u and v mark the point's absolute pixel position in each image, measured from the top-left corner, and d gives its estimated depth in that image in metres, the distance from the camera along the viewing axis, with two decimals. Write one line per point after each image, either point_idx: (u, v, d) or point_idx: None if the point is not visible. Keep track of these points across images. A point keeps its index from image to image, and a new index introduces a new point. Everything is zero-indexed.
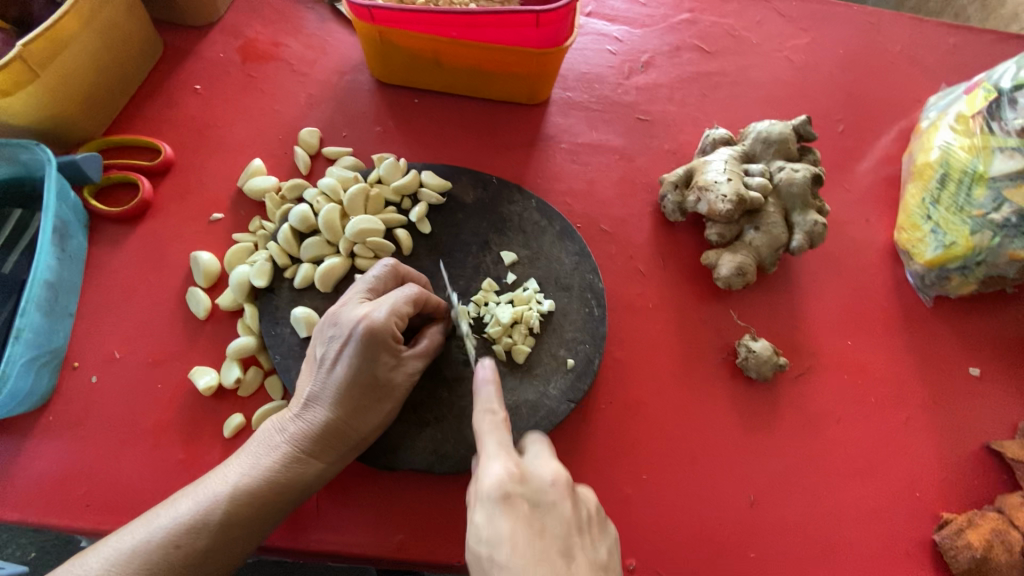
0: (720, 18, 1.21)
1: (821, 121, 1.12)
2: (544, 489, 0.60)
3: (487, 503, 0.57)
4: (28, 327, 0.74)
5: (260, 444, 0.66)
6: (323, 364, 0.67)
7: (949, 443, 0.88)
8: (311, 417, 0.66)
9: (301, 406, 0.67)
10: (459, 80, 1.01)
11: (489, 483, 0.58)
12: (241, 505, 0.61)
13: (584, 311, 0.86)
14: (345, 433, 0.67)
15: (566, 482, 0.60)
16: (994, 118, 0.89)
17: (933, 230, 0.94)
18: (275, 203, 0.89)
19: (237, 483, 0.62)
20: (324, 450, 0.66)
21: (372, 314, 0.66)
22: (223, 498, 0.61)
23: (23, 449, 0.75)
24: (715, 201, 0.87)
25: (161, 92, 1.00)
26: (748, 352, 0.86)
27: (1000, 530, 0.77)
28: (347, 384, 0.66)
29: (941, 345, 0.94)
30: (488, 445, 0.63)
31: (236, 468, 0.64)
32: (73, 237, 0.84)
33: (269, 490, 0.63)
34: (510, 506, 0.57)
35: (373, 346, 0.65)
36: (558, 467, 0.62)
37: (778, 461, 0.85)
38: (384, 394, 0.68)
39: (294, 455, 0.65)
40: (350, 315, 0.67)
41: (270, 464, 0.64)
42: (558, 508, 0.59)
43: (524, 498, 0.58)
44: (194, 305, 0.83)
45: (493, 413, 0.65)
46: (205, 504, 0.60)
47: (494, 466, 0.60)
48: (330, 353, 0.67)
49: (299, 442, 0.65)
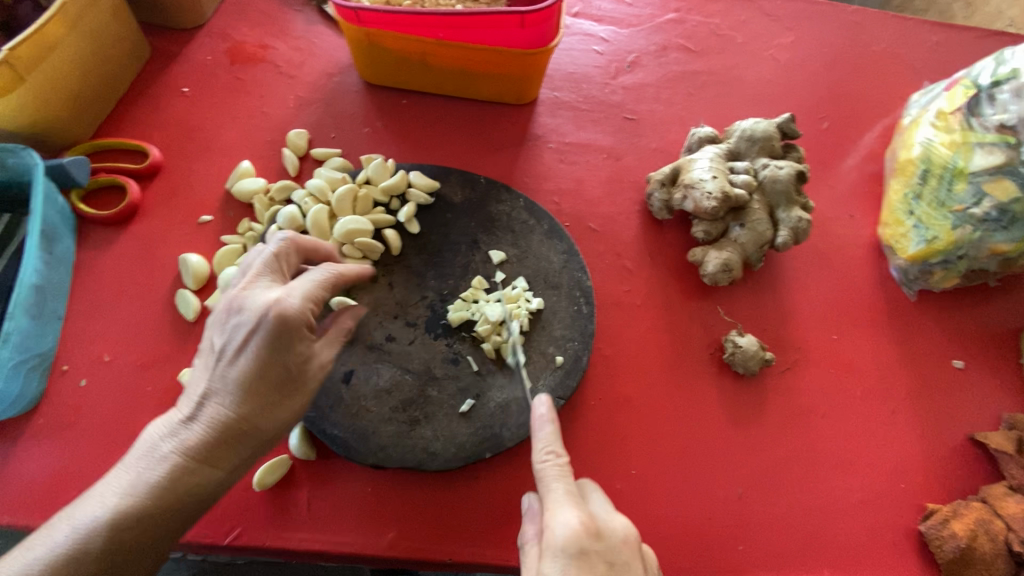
0: (706, 18, 1.22)
1: (806, 119, 1.13)
2: (617, 547, 0.60)
3: (561, 556, 0.58)
4: (17, 331, 0.74)
5: (145, 454, 0.61)
6: (223, 358, 0.62)
7: (933, 434, 0.90)
8: (206, 417, 0.61)
9: (195, 406, 0.62)
10: (446, 81, 1.02)
11: (564, 536, 0.58)
12: (127, 525, 0.57)
13: (573, 308, 0.87)
14: (248, 431, 0.62)
15: (635, 541, 0.61)
16: (973, 114, 0.90)
17: (915, 225, 0.95)
18: (264, 205, 0.90)
19: (123, 500, 0.57)
20: (227, 450, 0.62)
21: (281, 301, 0.62)
22: (103, 521, 0.56)
23: (11, 453, 0.75)
24: (700, 199, 0.88)
25: (149, 95, 1.00)
26: (734, 347, 0.87)
27: (985, 520, 0.79)
28: (249, 379, 0.61)
29: (925, 338, 0.96)
30: (555, 493, 0.62)
31: (118, 484, 0.59)
32: (61, 240, 0.84)
33: (161, 503, 0.58)
34: (586, 562, 0.58)
35: (280, 336, 0.61)
36: (627, 523, 0.62)
37: (765, 455, 0.86)
38: (293, 388, 0.64)
39: (186, 463, 0.60)
40: (255, 302, 0.63)
41: (157, 477, 0.59)
42: (629, 568, 0.60)
43: (599, 555, 0.59)
44: (183, 307, 0.84)
45: (556, 457, 0.65)
46: (84, 527, 0.56)
47: (567, 515, 0.60)
48: (231, 344, 0.62)
49: (191, 448, 0.60)
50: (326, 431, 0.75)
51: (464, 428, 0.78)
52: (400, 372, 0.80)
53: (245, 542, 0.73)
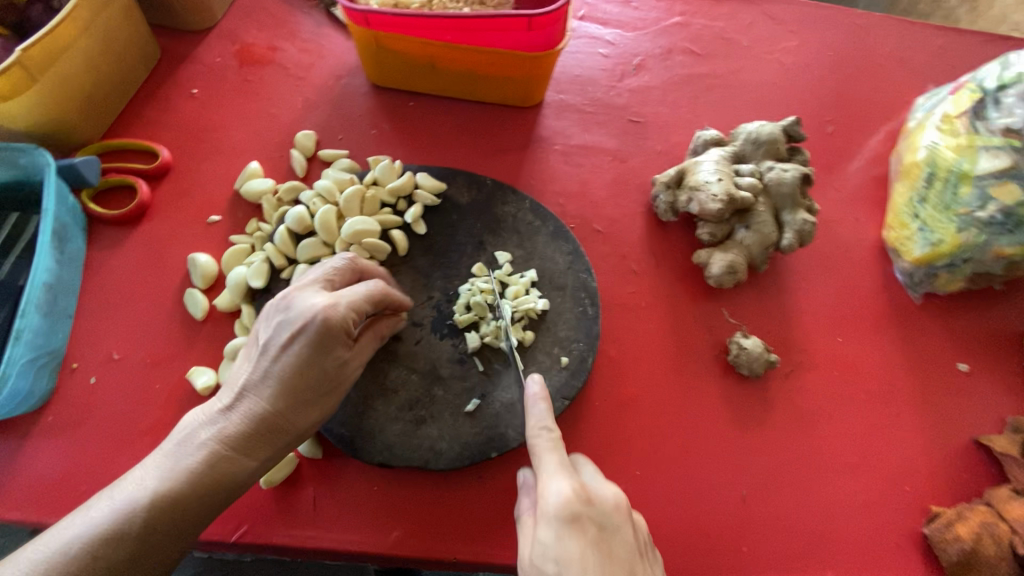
0: (711, 21, 1.23)
1: (811, 122, 1.14)
2: (609, 513, 0.60)
3: (555, 523, 0.58)
4: (29, 328, 0.75)
5: (185, 440, 0.62)
6: (267, 353, 0.65)
7: (938, 437, 0.90)
8: (247, 409, 0.63)
9: (234, 398, 0.64)
10: (453, 83, 1.03)
11: (557, 504, 0.59)
12: (166, 508, 0.58)
13: (578, 309, 0.88)
14: (283, 427, 0.65)
15: (626, 506, 0.62)
16: (979, 118, 0.90)
17: (920, 228, 0.96)
18: (272, 206, 0.91)
19: (161, 483, 0.58)
20: (260, 446, 0.64)
21: (331, 305, 0.65)
22: (143, 503, 0.57)
23: (21, 449, 0.76)
24: (705, 201, 0.88)
25: (158, 96, 1.01)
26: (739, 349, 0.87)
27: (989, 523, 0.79)
28: (291, 376, 0.64)
29: (930, 341, 0.96)
30: (548, 464, 0.62)
31: (158, 467, 0.60)
32: (72, 240, 0.84)
33: (199, 491, 0.60)
34: (579, 527, 0.58)
35: (326, 338, 0.64)
36: (619, 491, 0.63)
37: (770, 457, 0.86)
38: (330, 388, 0.67)
39: (223, 452, 0.62)
40: (305, 304, 0.66)
41: (196, 463, 0.60)
42: (621, 532, 0.60)
43: (592, 521, 0.59)
44: (192, 306, 0.84)
45: (548, 432, 0.65)
46: (126, 507, 0.57)
47: (559, 485, 0.60)
48: (276, 341, 0.65)
49: (230, 438, 0.62)
50: (333, 430, 0.76)
51: (469, 428, 0.78)
52: (407, 372, 0.81)
53: (251, 539, 0.74)
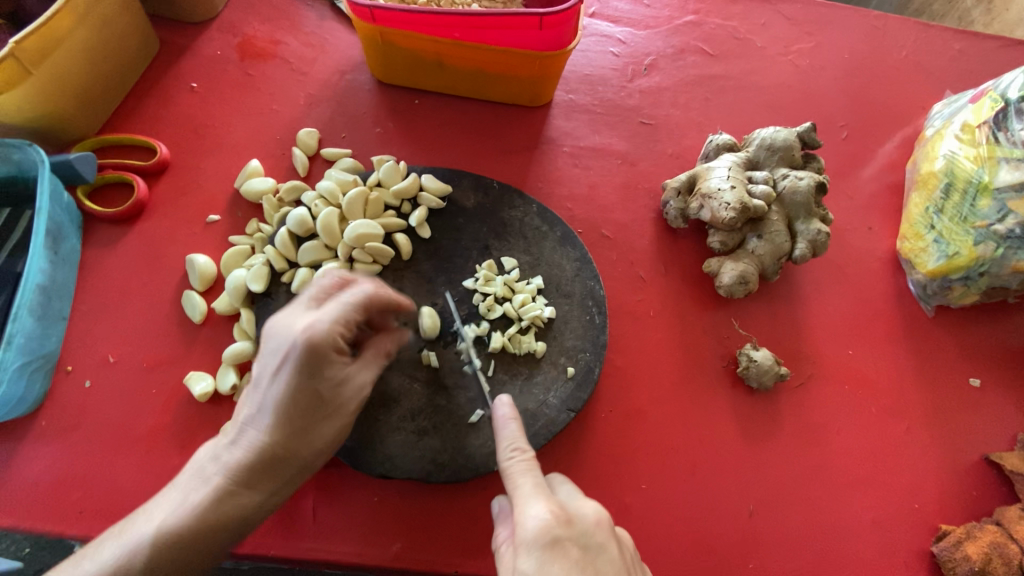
0: (724, 21, 1.20)
1: (826, 127, 1.11)
2: (591, 531, 0.56)
3: (535, 549, 0.53)
4: (20, 332, 0.73)
5: (191, 475, 0.61)
6: (260, 383, 0.62)
7: (949, 454, 0.88)
8: (247, 442, 0.62)
9: (235, 431, 0.62)
10: (460, 82, 1.00)
11: (536, 528, 0.54)
12: (172, 548, 0.57)
13: (585, 318, 0.86)
14: (286, 456, 0.63)
15: (609, 523, 0.58)
16: (1000, 128, 0.89)
17: (935, 240, 0.93)
18: (273, 206, 0.88)
19: (166, 522, 0.58)
20: (265, 476, 0.62)
21: (313, 325, 0.60)
22: (149, 543, 0.57)
23: (15, 454, 0.74)
24: (718, 209, 0.86)
25: (157, 90, 0.98)
26: (749, 361, 0.85)
27: (998, 543, 0.77)
28: (284, 406, 0.61)
29: (942, 355, 0.94)
30: (521, 487, 0.59)
31: (165, 504, 0.60)
32: (67, 239, 0.82)
33: (207, 526, 0.59)
34: (561, 550, 0.53)
35: (311, 364, 0.60)
36: (600, 508, 0.59)
37: (778, 472, 0.85)
38: (328, 413, 0.64)
39: (227, 486, 0.61)
40: (289, 328, 0.61)
41: (200, 500, 0.59)
42: (607, 551, 0.55)
43: (574, 543, 0.55)
44: (190, 309, 0.82)
45: (521, 453, 0.62)
46: (131, 548, 0.56)
47: (536, 507, 0.56)
48: (266, 370, 0.62)
49: (232, 472, 0.61)
50: None
51: (473, 440, 0.76)
52: (410, 381, 0.79)
53: (249, 550, 0.72)
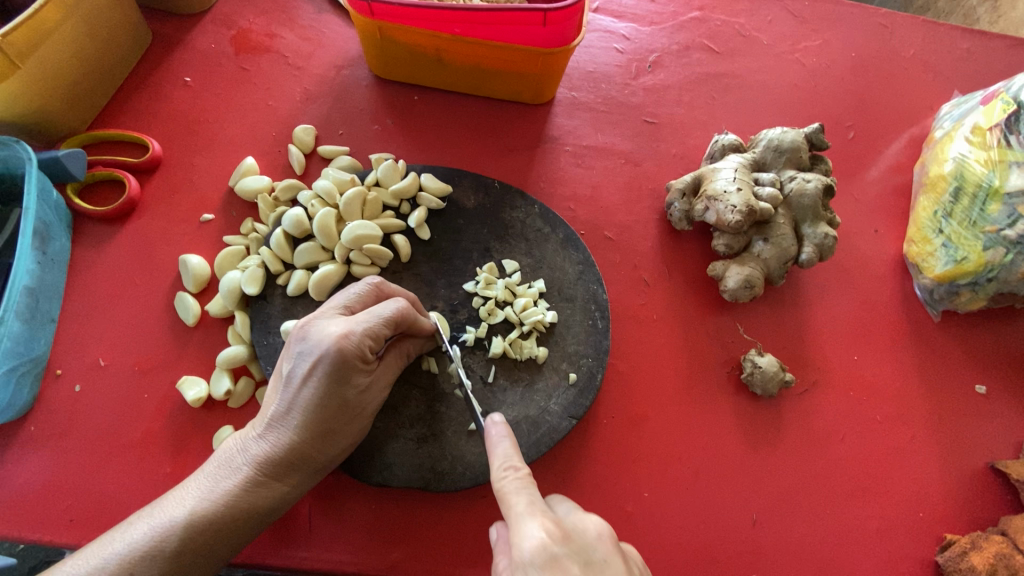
0: (730, 17, 1.18)
1: (832, 128, 1.09)
2: (592, 546, 0.52)
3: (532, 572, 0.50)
4: (8, 336, 0.71)
5: (218, 466, 0.61)
6: (290, 382, 0.62)
7: (954, 462, 0.87)
8: (276, 438, 0.61)
9: (264, 425, 0.62)
10: (460, 78, 0.98)
11: (531, 549, 0.51)
12: (200, 533, 0.56)
13: (588, 323, 0.84)
14: (311, 455, 0.63)
15: (612, 535, 0.54)
16: (1011, 131, 0.86)
17: (944, 244, 0.92)
18: (269, 205, 0.86)
19: (194, 508, 0.57)
20: (288, 473, 0.62)
21: (348, 333, 0.61)
22: (179, 528, 0.56)
23: (3, 460, 0.72)
24: (723, 211, 0.84)
25: (149, 84, 0.95)
26: (753, 367, 0.84)
27: (1005, 554, 0.76)
28: (313, 406, 0.61)
29: (948, 361, 0.93)
30: (515, 506, 0.55)
31: (192, 491, 0.59)
32: (55, 239, 0.80)
33: (233, 518, 0.58)
34: (559, 569, 0.49)
35: (343, 369, 0.61)
36: (601, 521, 0.55)
37: (782, 480, 0.83)
38: (353, 416, 0.64)
39: (255, 479, 0.60)
40: (322, 331, 0.62)
41: (230, 490, 0.59)
42: (611, 566, 0.51)
43: (573, 559, 0.51)
44: (183, 311, 0.80)
45: (516, 470, 0.58)
46: (160, 530, 0.55)
47: (530, 526, 0.53)
48: (297, 369, 0.62)
49: (260, 465, 0.61)
50: None
51: (473, 447, 0.75)
52: (408, 388, 0.77)
53: (245, 559, 0.70)
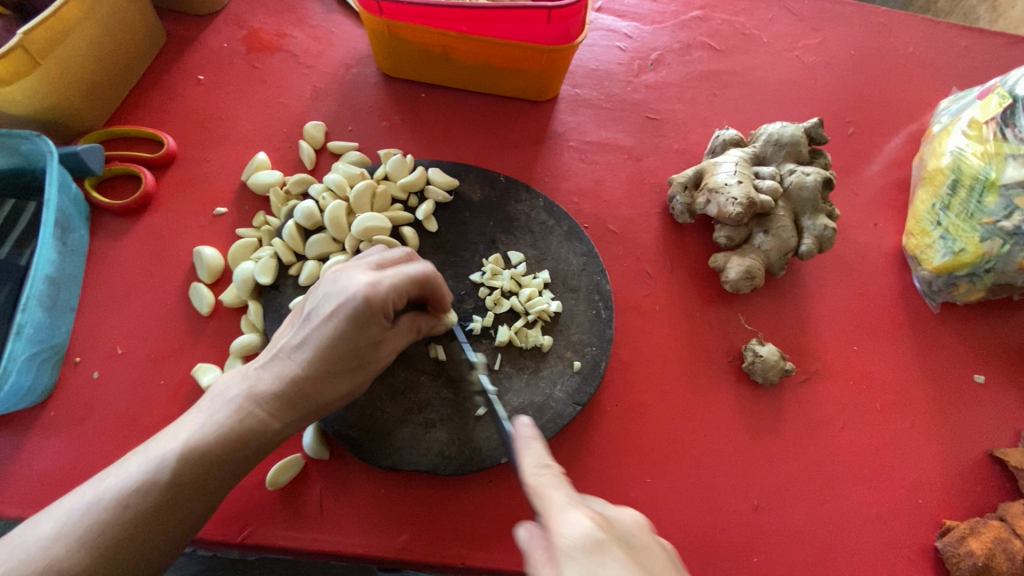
0: (731, 16, 1.20)
1: (832, 124, 1.11)
2: (631, 535, 0.53)
3: (580, 556, 0.49)
4: (30, 323, 0.73)
5: (219, 396, 0.63)
6: (308, 321, 0.64)
7: (953, 449, 0.88)
8: (279, 374, 0.63)
9: (272, 359, 0.64)
10: (466, 75, 1.00)
11: (576, 533, 0.51)
12: (191, 462, 0.57)
13: (591, 313, 0.86)
14: (310, 395, 0.64)
15: (648, 526, 0.56)
16: (1007, 125, 0.88)
17: (941, 236, 0.93)
18: (280, 199, 0.88)
19: (189, 439, 0.58)
20: (286, 410, 0.63)
21: (376, 283, 0.62)
22: (173, 457, 0.57)
23: (23, 444, 0.74)
24: (725, 204, 0.86)
25: (164, 82, 0.98)
26: (754, 356, 0.86)
27: (1003, 539, 0.77)
28: (324, 347, 0.63)
29: (947, 351, 0.94)
30: (554, 499, 0.55)
31: (192, 422, 0.60)
32: (75, 230, 0.82)
33: (225, 450, 0.59)
34: (608, 550, 0.49)
35: (364, 317, 0.62)
36: (635, 516, 0.57)
37: (782, 466, 0.85)
38: (360, 363, 0.65)
39: (253, 412, 0.61)
40: (352, 280, 0.63)
41: (226, 421, 0.60)
42: (651, 554, 0.53)
43: (618, 541, 0.51)
44: (197, 301, 0.82)
45: (549, 468, 0.59)
46: (156, 459, 0.57)
47: (573, 513, 0.53)
48: (319, 310, 0.64)
49: (261, 398, 0.62)
50: (341, 431, 0.74)
51: (479, 433, 0.77)
52: (417, 374, 0.79)
53: (257, 541, 0.72)
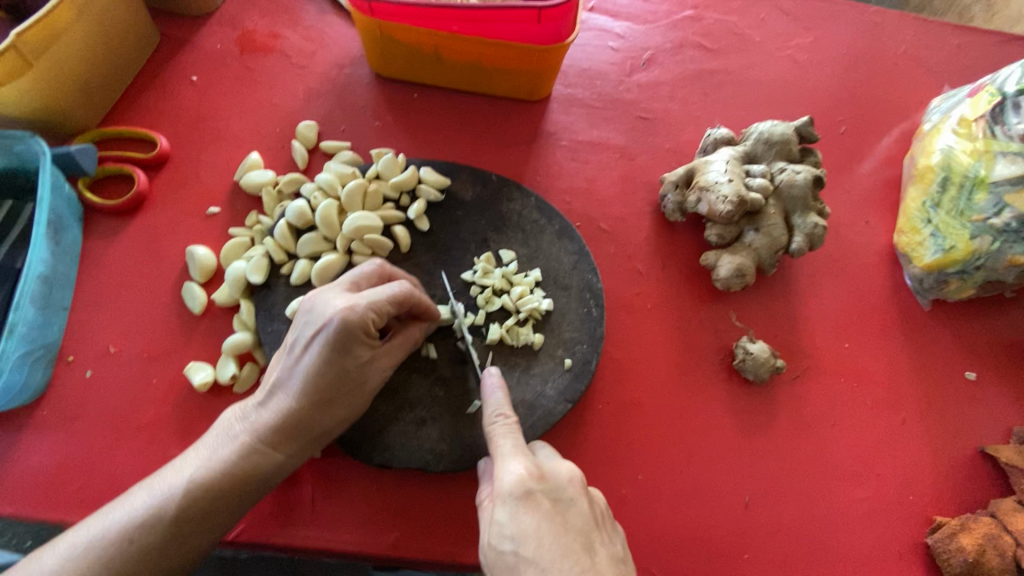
0: (723, 16, 1.20)
1: (824, 122, 1.11)
2: (562, 486, 0.60)
3: (508, 500, 0.58)
4: (22, 321, 0.74)
5: (220, 433, 0.65)
6: (292, 352, 0.65)
7: (944, 446, 0.89)
8: (274, 407, 0.65)
9: (266, 394, 0.66)
10: (458, 75, 1.00)
11: (509, 482, 0.58)
12: (194, 500, 0.60)
13: (583, 311, 0.86)
14: (308, 424, 0.65)
15: (581, 481, 0.61)
16: (997, 122, 0.89)
17: (932, 234, 0.94)
18: (273, 199, 0.89)
19: (191, 477, 0.61)
20: (285, 441, 0.64)
21: (350, 306, 0.63)
22: (177, 493, 0.60)
23: (17, 443, 0.75)
24: (715, 202, 0.86)
25: (158, 83, 0.98)
26: (745, 353, 0.86)
27: (993, 535, 0.78)
28: (313, 377, 0.64)
29: (938, 349, 0.95)
30: (501, 446, 0.62)
31: (194, 459, 0.63)
32: (68, 230, 0.83)
33: (227, 483, 0.62)
34: (532, 502, 0.57)
35: (345, 340, 0.63)
36: (574, 467, 0.62)
37: (773, 463, 0.85)
38: (352, 387, 0.66)
39: (251, 446, 0.63)
40: (326, 306, 0.64)
41: (227, 457, 0.63)
42: (577, 505, 0.59)
43: (545, 495, 0.58)
44: (190, 300, 0.83)
45: (505, 417, 0.64)
46: (160, 497, 0.60)
47: (512, 463, 0.60)
48: (301, 340, 0.65)
49: (257, 433, 0.64)
50: None
51: (470, 430, 0.77)
52: (408, 372, 0.79)
53: (248, 539, 0.73)
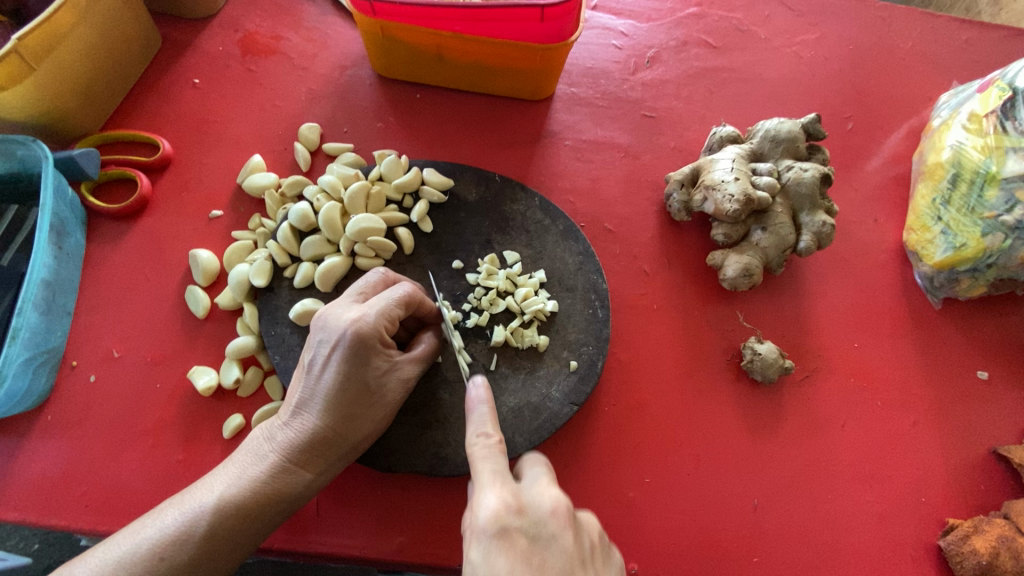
0: (728, 13, 1.19)
1: (830, 119, 1.10)
2: (543, 521, 0.56)
3: (483, 539, 0.54)
4: (25, 327, 0.73)
5: (247, 453, 0.64)
6: (311, 370, 0.65)
7: (957, 446, 0.87)
8: (299, 424, 0.64)
9: (290, 413, 0.65)
10: (460, 76, 1.00)
11: (485, 518, 0.55)
12: (226, 518, 0.59)
13: (588, 311, 0.85)
14: (335, 440, 0.64)
15: (565, 513, 0.57)
16: (1007, 118, 0.88)
17: (943, 231, 0.92)
18: (275, 201, 0.88)
19: (222, 495, 0.60)
20: (313, 459, 0.64)
21: (362, 316, 0.64)
22: (208, 512, 0.59)
23: (21, 448, 0.75)
24: (721, 201, 0.85)
25: (159, 86, 0.98)
26: (753, 354, 0.85)
27: (1007, 536, 0.76)
28: (334, 392, 0.63)
29: (949, 347, 0.93)
30: (481, 474, 0.59)
31: (222, 478, 0.62)
32: (70, 234, 0.83)
33: (259, 501, 0.61)
34: (508, 540, 0.54)
35: (361, 351, 0.63)
36: (558, 496, 0.58)
37: (782, 465, 0.84)
38: (375, 400, 0.66)
39: (280, 465, 0.63)
40: (339, 319, 0.65)
41: (257, 475, 0.62)
42: (557, 541, 0.55)
43: (522, 532, 0.55)
44: (193, 304, 0.82)
45: (488, 439, 0.62)
46: (190, 516, 0.59)
47: (490, 497, 0.56)
48: (318, 357, 0.65)
49: (286, 451, 0.63)
50: None
51: None
52: None
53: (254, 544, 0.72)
